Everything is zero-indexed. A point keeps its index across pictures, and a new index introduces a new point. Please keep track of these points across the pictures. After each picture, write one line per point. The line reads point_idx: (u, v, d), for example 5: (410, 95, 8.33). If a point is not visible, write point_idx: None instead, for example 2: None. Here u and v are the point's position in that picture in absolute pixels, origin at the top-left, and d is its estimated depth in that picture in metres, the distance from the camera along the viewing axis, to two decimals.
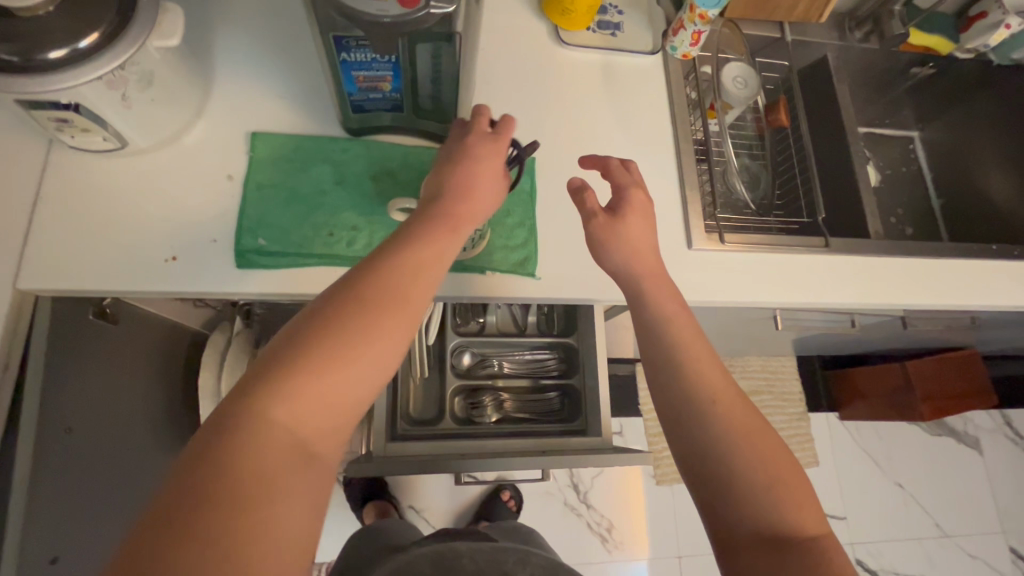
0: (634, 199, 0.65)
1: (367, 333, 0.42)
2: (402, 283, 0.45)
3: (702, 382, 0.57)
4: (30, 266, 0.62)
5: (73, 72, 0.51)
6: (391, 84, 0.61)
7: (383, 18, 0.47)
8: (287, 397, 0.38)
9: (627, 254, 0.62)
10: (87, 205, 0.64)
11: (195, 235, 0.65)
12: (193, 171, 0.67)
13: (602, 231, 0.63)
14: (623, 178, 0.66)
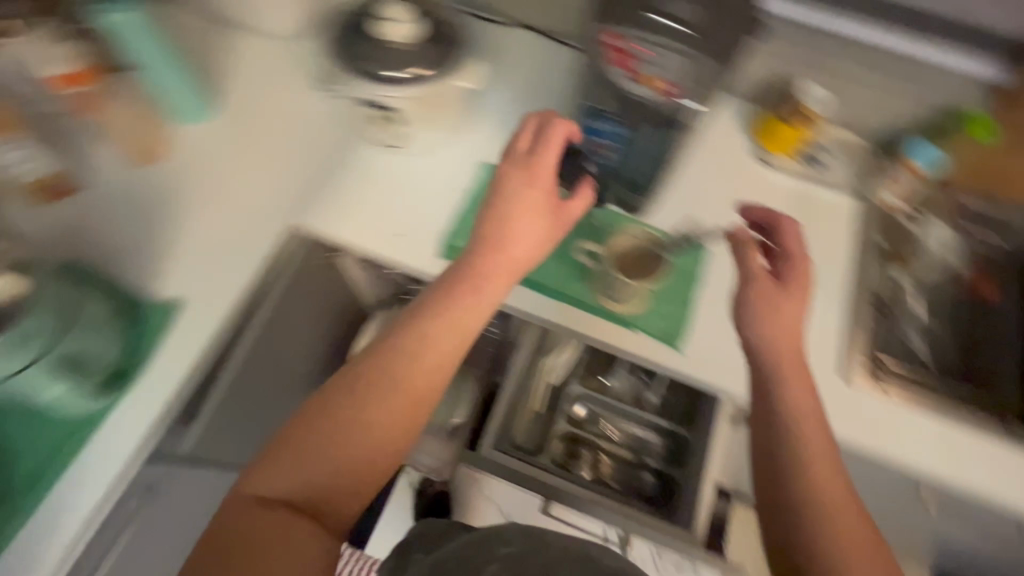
0: (801, 271, 0.69)
1: (356, 406, 0.57)
2: (381, 375, 0.58)
3: (823, 492, 0.60)
4: (307, 209, 0.82)
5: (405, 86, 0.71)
6: (613, 153, 0.73)
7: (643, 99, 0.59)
8: (285, 468, 0.55)
9: (780, 328, 0.66)
10: (358, 179, 0.85)
11: (420, 223, 0.82)
12: (435, 176, 0.85)
13: (762, 294, 0.67)
14: (790, 240, 0.70)
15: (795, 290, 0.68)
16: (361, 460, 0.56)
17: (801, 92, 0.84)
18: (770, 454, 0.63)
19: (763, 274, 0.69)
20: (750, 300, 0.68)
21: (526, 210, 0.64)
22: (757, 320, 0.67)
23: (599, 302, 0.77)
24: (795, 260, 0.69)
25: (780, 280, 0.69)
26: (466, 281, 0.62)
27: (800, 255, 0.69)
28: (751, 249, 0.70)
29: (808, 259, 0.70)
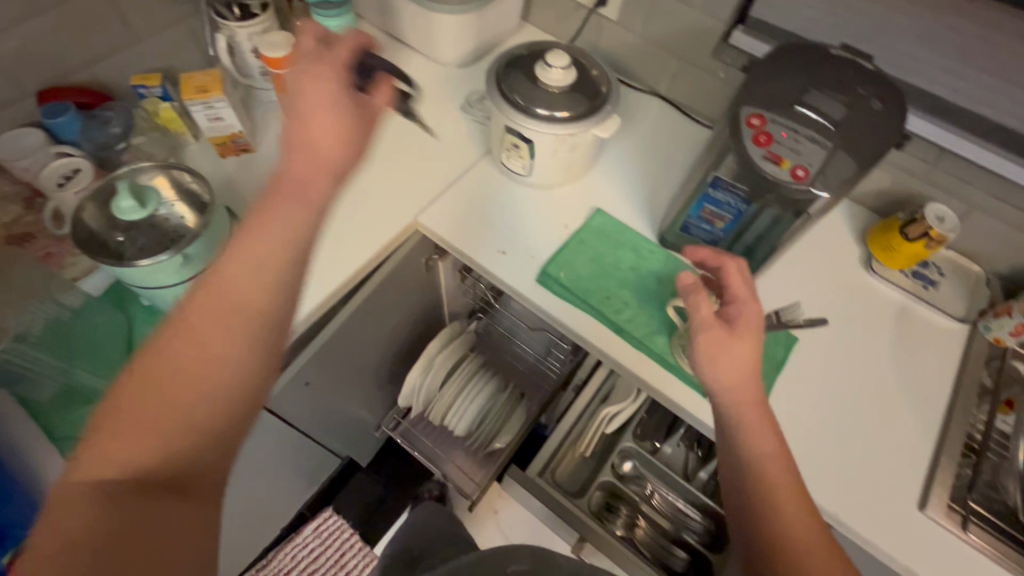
0: (748, 312, 0.70)
1: (196, 352, 0.49)
2: (209, 316, 0.50)
3: (788, 521, 0.61)
4: (429, 211, 0.91)
5: (548, 124, 0.79)
6: (725, 225, 0.76)
7: (777, 179, 0.59)
8: (133, 433, 0.45)
9: (729, 374, 0.67)
10: (477, 197, 0.93)
11: (524, 247, 0.88)
12: (548, 212, 0.92)
13: (714, 341, 0.68)
14: (733, 282, 0.71)
15: (745, 332, 0.69)
16: (222, 405, 0.49)
17: (930, 213, 0.82)
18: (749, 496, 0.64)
19: (714, 321, 0.69)
20: (698, 350, 0.69)
21: (316, 108, 0.59)
22: (711, 367, 0.68)
23: (677, 362, 0.79)
24: (743, 302, 0.70)
25: (730, 325, 0.69)
26: (289, 185, 0.56)
27: (744, 297, 0.71)
28: (699, 295, 0.71)
29: (753, 299, 0.71)
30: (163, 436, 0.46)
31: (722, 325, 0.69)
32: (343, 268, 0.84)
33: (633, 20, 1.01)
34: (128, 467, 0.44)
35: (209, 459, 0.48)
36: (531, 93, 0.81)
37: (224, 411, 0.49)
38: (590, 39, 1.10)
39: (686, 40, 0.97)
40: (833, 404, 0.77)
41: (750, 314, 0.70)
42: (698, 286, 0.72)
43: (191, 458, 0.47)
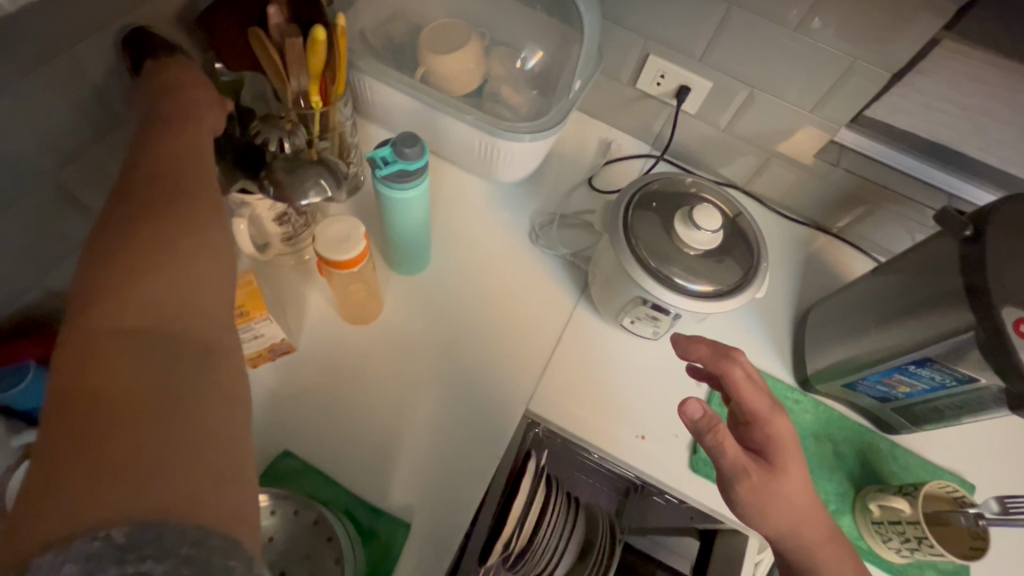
0: (779, 433, 0.59)
1: (181, 220, 0.44)
2: (171, 169, 0.48)
3: None
4: (540, 394, 0.73)
5: (700, 301, 0.64)
6: (912, 391, 0.67)
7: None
8: (129, 284, 0.39)
9: (784, 519, 0.57)
10: (587, 362, 0.76)
11: (663, 424, 0.74)
12: (672, 368, 0.77)
13: (755, 491, 0.57)
14: (746, 393, 0.61)
15: (788, 467, 0.58)
16: (225, 282, 0.44)
17: None
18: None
19: (749, 460, 0.58)
20: (743, 504, 0.58)
21: (177, 68, 0.57)
22: (752, 516, 0.58)
23: (870, 548, 0.68)
24: (763, 424, 0.60)
25: (766, 459, 0.59)
26: (181, 96, 0.55)
27: (765, 411, 0.60)
28: (723, 425, 0.57)
29: (777, 409, 0.60)
30: (181, 294, 0.41)
31: (760, 464, 0.58)
32: (460, 510, 0.65)
33: (718, 116, 0.87)
34: (151, 319, 0.38)
35: (224, 337, 0.42)
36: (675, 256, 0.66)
37: (226, 296, 0.44)
38: (659, 131, 0.94)
39: (784, 140, 0.85)
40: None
41: (784, 434, 0.59)
42: (716, 419, 0.57)
43: (209, 332, 0.41)
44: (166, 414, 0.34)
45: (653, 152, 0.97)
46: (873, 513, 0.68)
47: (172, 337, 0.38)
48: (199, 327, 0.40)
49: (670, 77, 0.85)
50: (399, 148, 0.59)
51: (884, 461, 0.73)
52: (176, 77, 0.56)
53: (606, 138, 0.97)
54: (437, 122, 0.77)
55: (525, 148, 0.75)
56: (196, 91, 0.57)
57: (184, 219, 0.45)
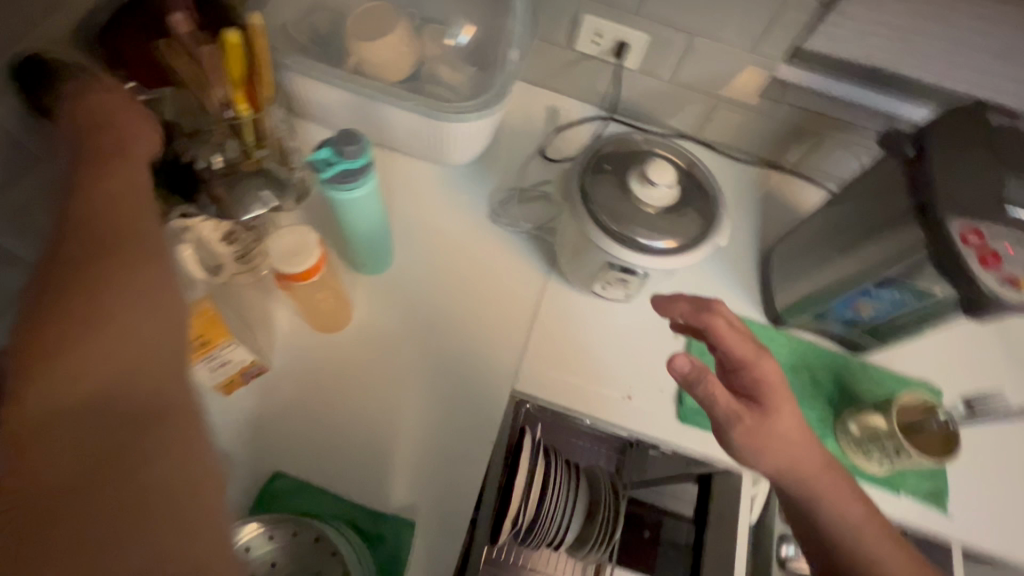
0: (767, 375, 0.61)
1: (110, 272, 0.40)
2: (90, 214, 0.43)
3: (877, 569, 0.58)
4: (523, 372, 0.74)
5: (666, 257, 0.65)
6: (876, 311, 0.69)
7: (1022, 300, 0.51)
8: (62, 346, 0.35)
9: (778, 456, 0.60)
10: (565, 333, 0.77)
11: (647, 382, 0.75)
12: (649, 326, 0.78)
13: (749, 434, 0.60)
14: (731, 342, 0.62)
15: (779, 406, 0.60)
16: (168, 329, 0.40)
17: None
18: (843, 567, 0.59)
19: (740, 405, 0.60)
20: (739, 446, 0.61)
21: (89, 90, 0.52)
22: (748, 457, 0.61)
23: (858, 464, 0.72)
24: (752, 368, 0.61)
25: (757, 402, 0.61)
26: (101, 122, 0.50)
27: (753, 356, 0.61)
28: (712, 374, 0.60)
29: (763, 351, 0.61)
30: (124, 350, 0.37)
31: (751, 408, 0.60)
32: (462, 500, 0.66)
33: (660, 68, 0.86)
34: (93, 383, 0.35)
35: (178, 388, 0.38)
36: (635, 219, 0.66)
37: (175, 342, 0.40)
38: (604, 90, 0.93)
39: (728, 84, 0.85)
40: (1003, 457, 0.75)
41: (773, 378, 0.61)
42: (705, 370, 0.59)
43: (159, 387, 0.37)
44: (123, 491, 0.32)
45: (601, 112, 0.96)
46: (850, 430, 0.72)
47: (117, 401, 0.35)
48: (150, 382, 0.37)
49: (607, 35, 0.83)
50: (337, 147, 0.56)
51: (859, 381, 0.76)
52: (94, 98, 0.52)
53: (553, 104, 0.95)
54: (379, 112, 0.74)
55: (472, 127, 0.73)
56: (118, 116, 0.51)
57: (115, 270, 0.40)
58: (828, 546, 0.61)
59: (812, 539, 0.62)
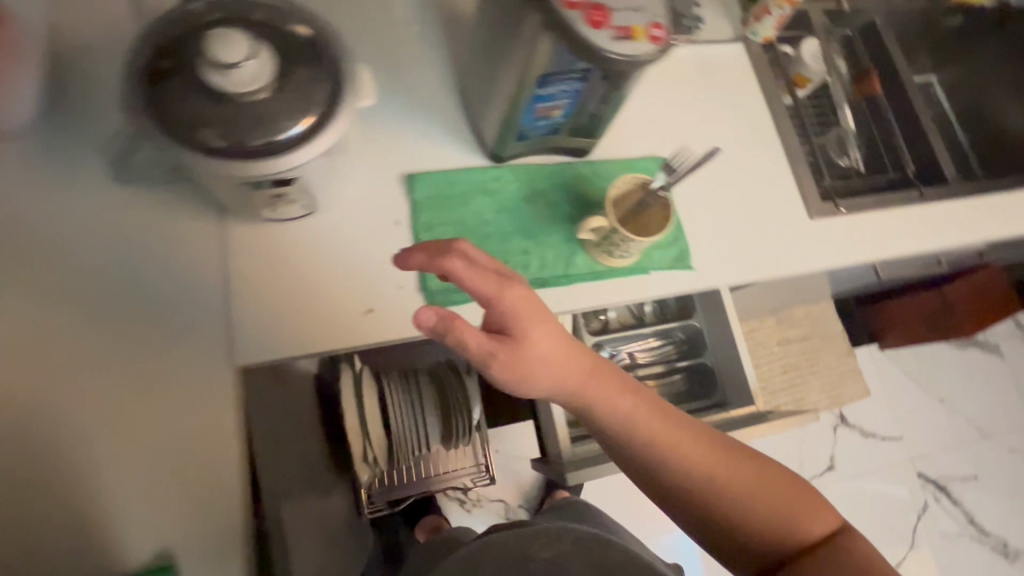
0: (511, 302, 0.55)
1: None
2: None
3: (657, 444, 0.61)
4: (240, 341, 0.62)
5: (290, 154, 0.52)
6: (563, 110, 0.63)
7: (633, 55, 0.50)
8: None
9: (540, 377, 0.58)
10: (271, 276, 0.65)
11: (383, 283, 0.67)
12: (363, 223, 0.68)
13: (508, 368, 0.55)
14: (471, 281, 0.54)
15: (529, 332, 0.57)
16: None
17: None
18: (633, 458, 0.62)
19: (491, 344, 0.56)
20: (502, 379, 0.58)
21: None
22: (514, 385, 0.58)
23: (608, 267, 0.74)
24: (495, 301, 0.55)
25: (507, 335, 0.56)
26: None
27: (495, 290, 0.55)
28: (461, 319, 0.52)
29: (508, 282, 0.55)
30: None
31: (503, 342, 0.56)
32: (223, 506, 0.58)
33: None
34: None
35: None
36: (241, 132, 0.51)
37: None
38: None
39: None
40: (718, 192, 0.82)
41: (523, 303, 0.56)
42: (453, 318, 0.52)
43: None
44: None
45: None
46: (591, 240, 0.71)
47: None
48: None
49: None
50: None
51: (589, 185, 0.75)
52: None
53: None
54: None
55: None
56: None
57: None
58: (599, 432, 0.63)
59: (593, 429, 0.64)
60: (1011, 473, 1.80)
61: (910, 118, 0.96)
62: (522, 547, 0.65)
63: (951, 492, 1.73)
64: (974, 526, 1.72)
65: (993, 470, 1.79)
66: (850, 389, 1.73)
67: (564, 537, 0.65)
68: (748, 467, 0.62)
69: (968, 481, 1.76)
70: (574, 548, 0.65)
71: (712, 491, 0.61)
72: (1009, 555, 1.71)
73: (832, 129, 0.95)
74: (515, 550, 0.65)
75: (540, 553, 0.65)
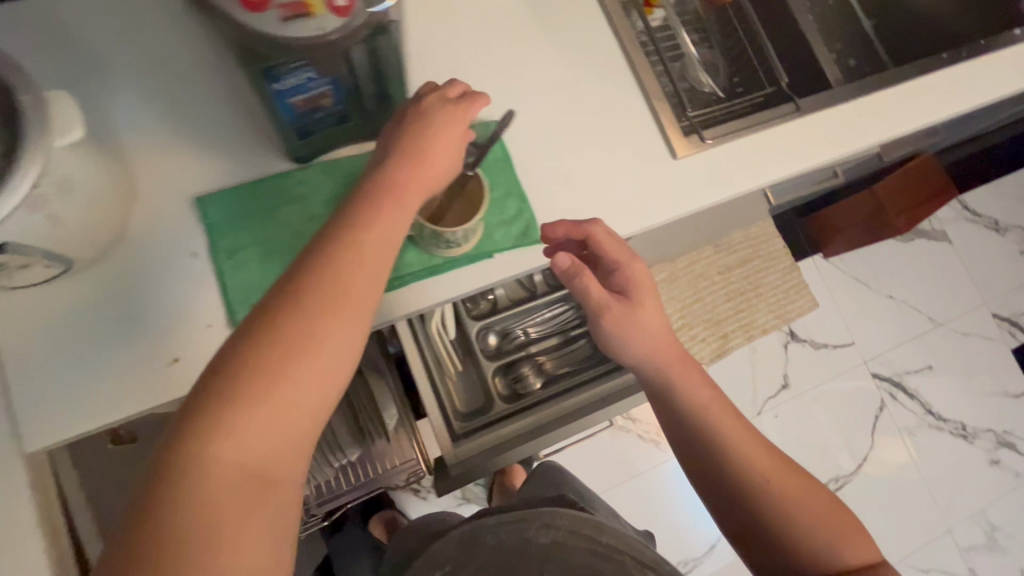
0: (634, 274, 0.68)
1: None
2: None
3: (723, 430, 0.69)
4: (29, 423, 0.57)
5: None
6: (331, 99, 0.55)
7: (324, 36, 0.43)
8: None
9: (645, 341, 0.69)
10: (54, 345, 0.59)
11: (187, 326, 0.61)
12: (151, 266, 0.62)
13: (619, 322, 0.68)
14: (609, 248, 0.67)
15: (643, 300, 0.69)
16: None
17: None
18: (693, 459, 0.71)
19: (610, 298, 0.68)
20: (609, 332, 0.70)
21: None
22: (618, 341, 0.70)
23: (444, 258, 0.68)
24: (623, 267, 0.68)
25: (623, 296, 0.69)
26: None
27: (625, 259, 0.68)
28: (587, 270, 0.67)
29: (635, 255, 0.68)
30: None
31: (619, 299, 0.69)
32: None
33: None
34: None
35: None
36: None
37: None
38: None
39: None
40: (568, 148, 0.75)
41: (641, 278, 0.69)
42: (583, 266, 0.66)
43: None
44: None
45: None
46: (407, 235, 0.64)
47: None
48: None
49: None
50: None
51: None
52: None
53: None
54: None
55: None
56: None
57: None
58: (671, 407, 0.71)
59: (663, 407, 0.72)
60: (968, 356, 1.81)
61: (780, 19, 0.88)
62: (520, 532, 0.68)
63: (906, 386, 1.75)
64: (931, 415, 1.74)
65: (949, 356, 1.80)
66: (797, 304, 1.70)
67: (559, 520, 0.68)
68: (806, 492, 0.68)
69: (924, 372, 1.77)
70: (567, 534, 0.67)
71: (761, 489, 0.67)
72: (967, 436, 1.75)
73: (682, 58, 0.86)
74: (517, 532, 0.68)
75: (536, 539, 0.67)
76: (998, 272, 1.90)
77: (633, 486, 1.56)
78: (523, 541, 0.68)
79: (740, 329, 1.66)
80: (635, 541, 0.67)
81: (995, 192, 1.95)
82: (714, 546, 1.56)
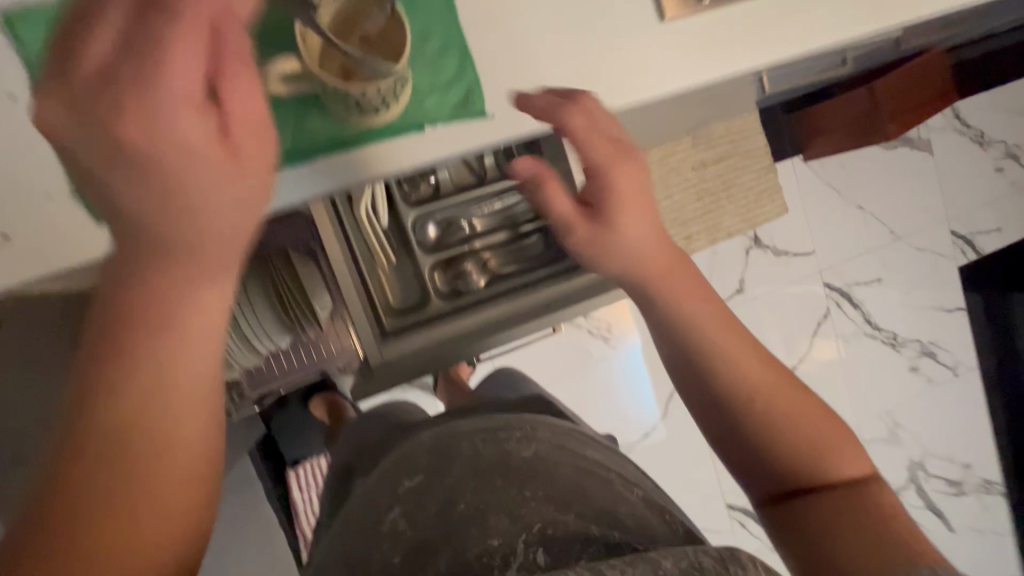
0: (620, 178, 0.57)
1: None
2: None
3: (711, 340, 0.57)
4: None
5: None
6: None
7: None
8: None
9: (621, 263, 0.58)
10: None
11: (25, 195, 0.52)
12: None
13: (589, 242, 0.58)
14: (587, 139, 0.56)
15: (622, 214, 0.57)
16: None
17: None
18: (689, 385, 0.59)
19: (575, 214, 0.58)
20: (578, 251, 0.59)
21: None
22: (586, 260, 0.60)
23: (360, 128, 0.55)
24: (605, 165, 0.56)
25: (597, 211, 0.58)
26: None
27: (608, 157, 0.56)
28: (552, 180, 0.59)
29: (623, 151, 0.57)
30: None
31: (589, 214, 0.58)
32: None
33: None
34: None
35: None
36: None
37: None
38: None
39: None
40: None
41: (628, 179, 0.57)
42: (546, 176, 0.59)
43: None
44: None
45: None
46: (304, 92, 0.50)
47: None
48: None
49: None
50: None
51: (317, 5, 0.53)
52: None
53: None
54: None
55: None
56: None
57: None
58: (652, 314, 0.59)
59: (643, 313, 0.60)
60: (917, 270, 1.84)
61: None
62: (501, 443, 0.51)
63: (852, 296, 1.78)
64: (870, 325, 1.81)
65: (900, 269, 1.82)
66: (767, 208, 1.64)
67: (542, 431, 0.53)
68: (822, 422, 0.56)
69: (872, 284, 1.80)
70: (552, 448, 0.51)
71: (762, 414, 0.56)
72: (896, 344, 1.84)
73: None
74: (497, 442, 0.52)
75: (517, 451, 0.51)
76: (970, 188, 1.87)
77: (580, 378, 1.59)
78: (504, 454, 0.51)
79: (705, 231, 1.59)
80: (626, 471, 0.52)
81: (991, 101, 1.84)
82: (647, 435, 1.64)
